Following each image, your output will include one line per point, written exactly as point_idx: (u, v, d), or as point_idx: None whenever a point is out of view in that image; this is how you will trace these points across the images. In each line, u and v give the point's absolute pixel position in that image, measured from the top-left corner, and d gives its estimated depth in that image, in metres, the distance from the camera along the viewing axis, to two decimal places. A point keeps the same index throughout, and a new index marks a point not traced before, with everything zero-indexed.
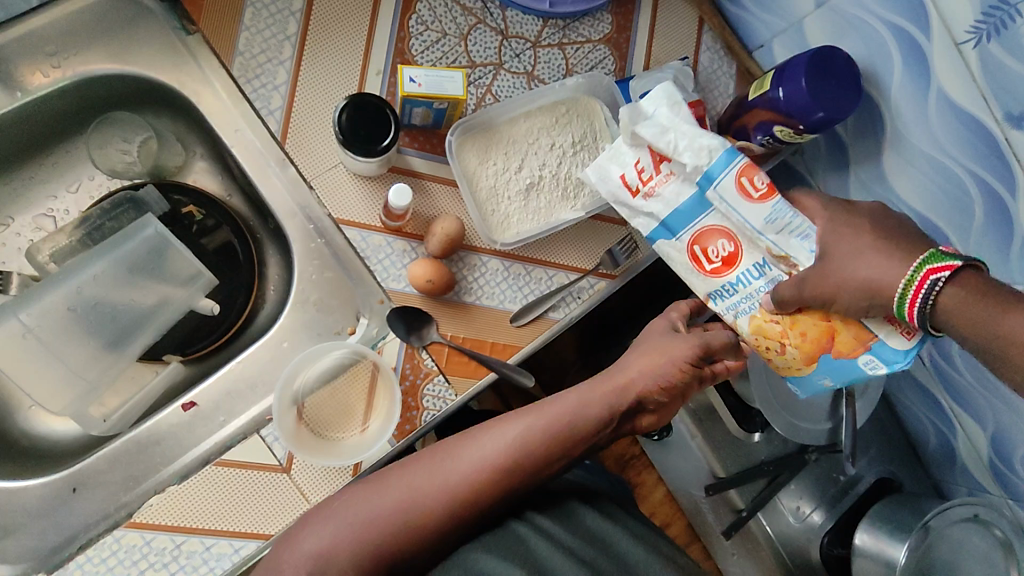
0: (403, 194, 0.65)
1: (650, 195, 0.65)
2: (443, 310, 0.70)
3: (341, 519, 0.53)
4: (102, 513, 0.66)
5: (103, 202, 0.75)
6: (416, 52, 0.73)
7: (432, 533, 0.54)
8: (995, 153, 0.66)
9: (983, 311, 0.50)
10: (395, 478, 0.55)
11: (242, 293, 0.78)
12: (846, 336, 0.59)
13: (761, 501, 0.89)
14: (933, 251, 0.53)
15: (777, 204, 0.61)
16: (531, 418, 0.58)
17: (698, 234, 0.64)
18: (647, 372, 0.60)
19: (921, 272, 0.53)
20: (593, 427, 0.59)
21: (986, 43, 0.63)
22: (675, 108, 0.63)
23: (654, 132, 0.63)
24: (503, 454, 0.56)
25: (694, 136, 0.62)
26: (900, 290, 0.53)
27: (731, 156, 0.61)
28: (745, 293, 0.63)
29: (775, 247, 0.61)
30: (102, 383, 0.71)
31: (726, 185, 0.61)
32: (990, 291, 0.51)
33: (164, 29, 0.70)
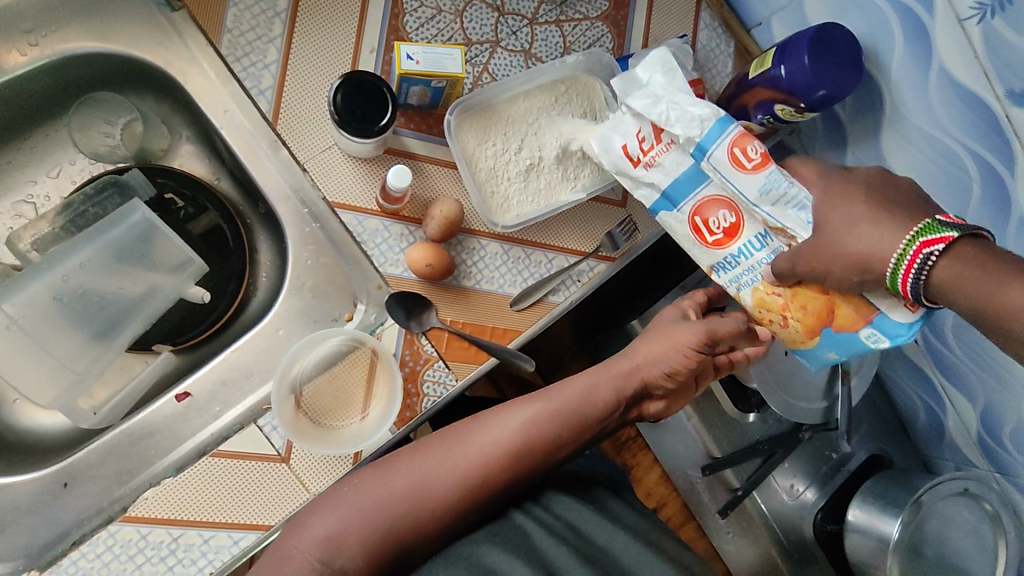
0: (403, 175, 0.63)
1: (651, 165, 0.65)
2: (443, 294, 0.69)
3: (349, 506, 0.52)
4: (94, 507, 0.64)
5: (86, 187, 0.72)
6: (410, 29, 0.71)
7: (443, 518, 0.53)
8: (994, 131, 0.66)
9: (982, 281, 0.48)
10: (404, 464, 0.54)
11: (234, 280, 0.76)
12: (846, 310, 0.58)
13: (756, 480, 0.89)
14: (927, 221, 0.52)
15: (772, 173, 0.60)
16: (541, 402, 0.58)
17: (699, 206, 0.64)
18: (654, 359, 0.62)
19: (914, 246, 0.51)
20: (601, 411, 0.59)
21: (990, 19, 0.62)
22: (670, 74, 0.65)
23: (645, 101, 0.64)
24: (513, 438, 0.56)
25: (687, 106, 0.62)
26: (892, 263, 0.52)
27: (725, 126, 0.61)
28: (747, 265, 0.63)
29: (772, 219, 0.60)
30: (90, 375, 0.69)
31: (719, 156, 0.61)
32: (990, 259, 0.49)
33: (148, 5, 0.66)
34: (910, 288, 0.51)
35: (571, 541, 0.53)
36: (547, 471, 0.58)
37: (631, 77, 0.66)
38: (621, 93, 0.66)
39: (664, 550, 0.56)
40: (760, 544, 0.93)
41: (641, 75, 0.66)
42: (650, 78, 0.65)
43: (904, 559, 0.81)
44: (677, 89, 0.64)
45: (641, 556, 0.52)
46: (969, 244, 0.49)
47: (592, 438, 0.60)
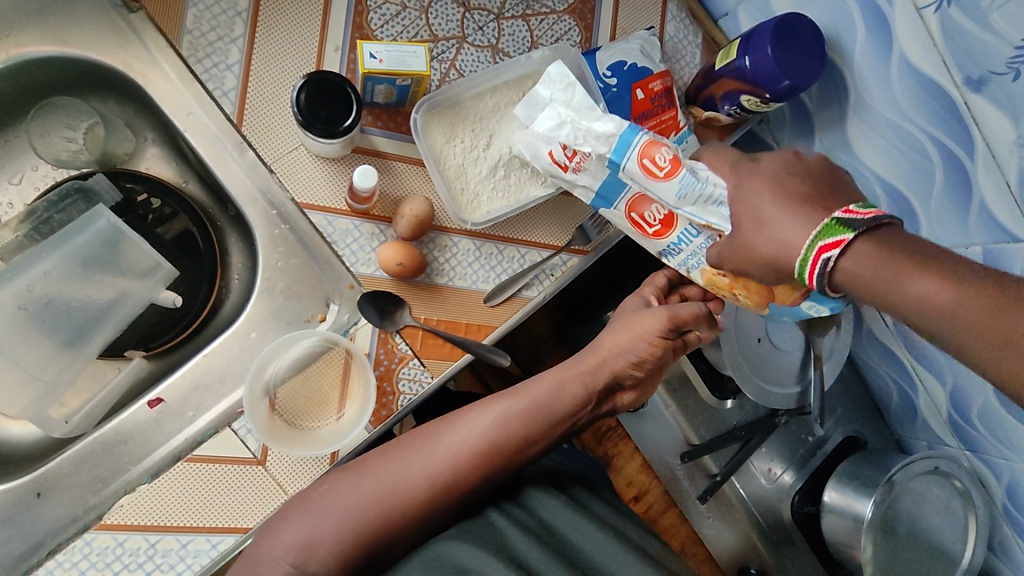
0: (369, 175, 0.63)
1: (579, 170, 0.66)
2: (416, 292, 0.69)
3: (321, 511, 0.53)
4: (69, 515, 0.64)
5: (49, 194, 0.71)
6: (375, 27, 0.70)
7: (414, 520, 0.54)
8: (954, 117, 0.67)
9: (888, 272, 0.48)
10: (374, 468, 0.55)
11: (205, 283, 0.75)
12: (783, 291, 0.61)
13: (734, 465, 0.90)
14: (829, 221, 0.51)
15: (684, 178, 0.61)
16: (510, 402, 0.59)
17: (632, 203, 0.66)
18: (621, 350, 0.63)
19: (813, 252, 0.51)
20: (570, 406, 0.60)
21: (946, 8, 0.63)
22: (569, 88, 0.66)
23: (550, 124, 0.65)
24: (482, 438, 0.57)
25: (589, 124, 0.64)
26: (798, 265, 0.52)
27: (629, 138, 0.63)
28: (690, 251, 0.65)
29: (695, 217, 0.62)
30: (61, 383, 0.69)
31: (631, 169, 0.63)
32: (892, 254, 0.48)
33: (106, 7, 0.65)
34: (817, 285, 0.52)
35: (545, 532, 0.54)
36: (520, 467, 0.59)
37: (535, 99, 0.68)
38: (527, 118, 0.69)
39: (636, 540, 0.57)
40: (739, 528, 0.94)
41: (543, 94, 0.67)
42: (552, 95, 0.66)
43: (876, 536, 0.83)
44: (581, 106, 0.65)
45: (613, 544, 0.54)
46: (870, 241, 0.49)
47: (563, 433, 0.62)
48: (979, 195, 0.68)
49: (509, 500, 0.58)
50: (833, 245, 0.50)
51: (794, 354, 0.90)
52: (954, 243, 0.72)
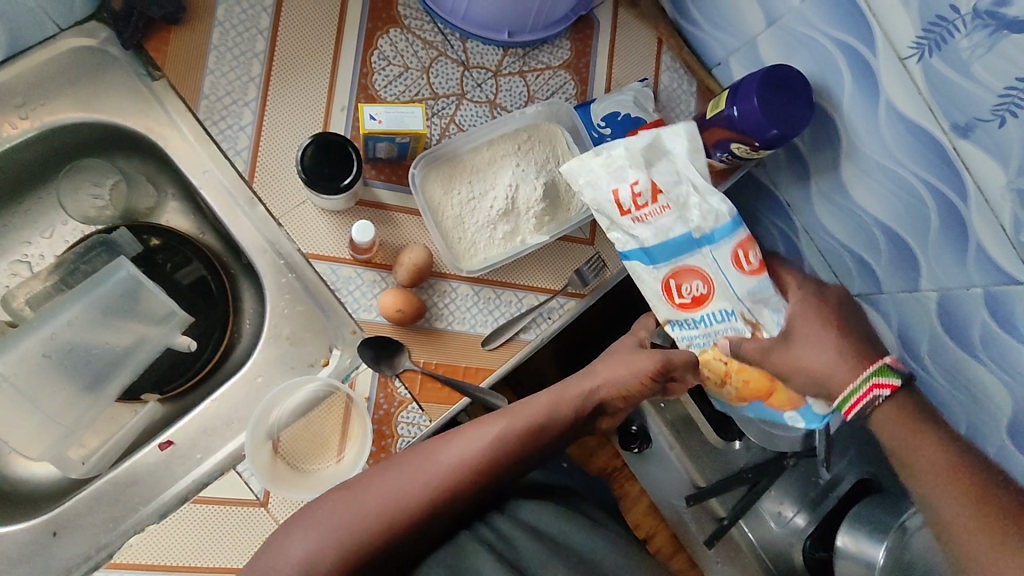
0: (367, 229, 0.66)
1: (640, 220, 0.63)
2: (415, 336, 0.72)
3: (327, 525, 0.55)
4: (82, 555, 0.66)
5: (77, 246, 0.76)
6: (379, 87, 0.75)
7: (414, 531, 0.57)
8: (945, 162, 0.68)
9: (906, 434, 0.55)
10: (376, 484, 0.57)
11: (218, 329, 0.79)
12: (781, 393, 0.63)
13: (741, 510, 0.90)
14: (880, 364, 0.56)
15: (765, 280, 0.60)
16: (506, 421, 0.61)
17: (675, 270, 0.63)
18: (611, 381, 0.65)
19: (865, 386, 0.56)
20: (558, 424, 0.63)
21: (929, 58, 0.64)
22: (692, 156, 0.64)
23: (664, 176, 0.63)
24: (480, 455, 0.59)
25: (705, 196, 0.62)
26: (845, 392, 0.57)
27: (733, 227, 0.61)
28: (705, 331, 0.64)
29: (749, 312, 0.61)
30: (81, 426, 0.72)
31: (723, 249, 0.61)
32: (917, 418, 0.56)
33: (130, 75, 0.70)
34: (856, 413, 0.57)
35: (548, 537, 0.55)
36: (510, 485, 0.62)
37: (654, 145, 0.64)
38: (645, 160, 0.63)
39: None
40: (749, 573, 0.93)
41: (662, 149, 0.64)
42: (672, 151, 0.64)
43: None
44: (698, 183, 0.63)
45: None
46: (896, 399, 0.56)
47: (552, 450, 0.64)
48: (975, 236, 0.68)
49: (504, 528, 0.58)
50: (885, 386, 0.56)
51: None
52: (954, 284, 0.73)
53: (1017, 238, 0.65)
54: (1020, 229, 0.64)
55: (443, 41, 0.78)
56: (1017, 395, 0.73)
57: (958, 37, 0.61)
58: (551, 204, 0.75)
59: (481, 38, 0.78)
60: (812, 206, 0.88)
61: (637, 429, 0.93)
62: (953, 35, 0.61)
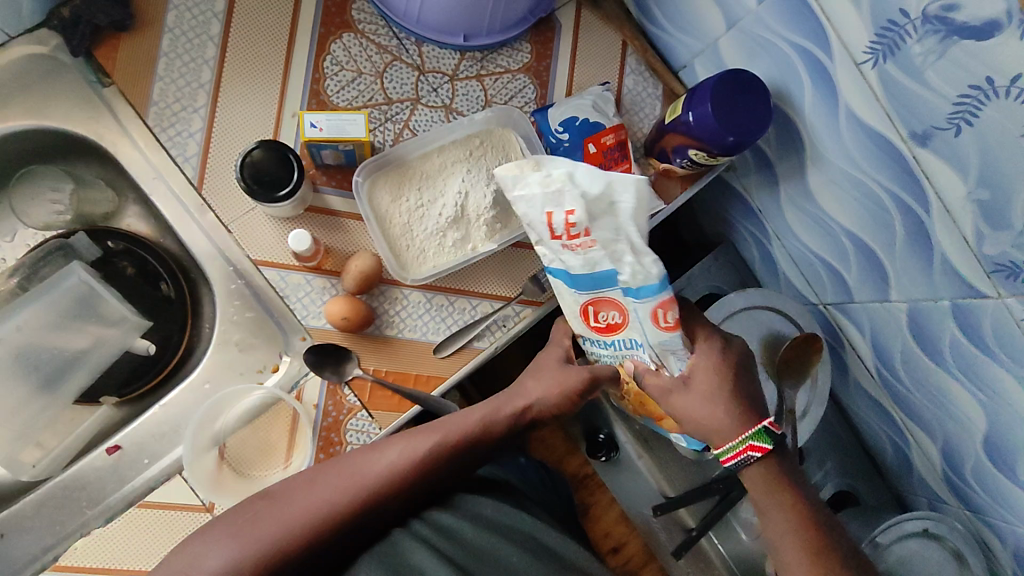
0: (302, 238, 0.65)
1: (568, 250, 0.56)
2: (365, 344, 0.71)
3: (248, 534, 0.51)
4: (30, 555, 0.67)
5: (34, 250, 0.77)
6: (331, 92, 0.74)
7: (337, 542, 0.54)
8: (906, 171, 0.65)
9: (771, 496, 0.60)
10: (300, 493, 0.54)
11: (177, 332, 0.80)
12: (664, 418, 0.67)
13: (710, 522, 0.88)
14: (759, 428, 0.59)
15: (675, 338, 0.57)
16: (439, 432, 0.59)
17: (596, 298, 0.60)
18: (543, 397, 0.64)
19: (741, 446, 0.59)
20: (491, 434, 0.61)
21: (883, 63, 0.62)
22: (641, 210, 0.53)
23: (605, 229, 0.54)
24: (411, 466, 0.57)
25: (643, 256, 0.53)
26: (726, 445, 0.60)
27: (665, 288, 0.55)
28: (615, 351, 0.63)
29: (653, 356, 0.59)
30: (35, 428, 0.73)
31: (644, 305, 0.56)
32: (786, 483, 0.60)
33: (80, 81, 0.71)
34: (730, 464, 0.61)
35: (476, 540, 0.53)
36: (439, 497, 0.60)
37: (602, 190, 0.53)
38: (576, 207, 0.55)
39: None
40: None
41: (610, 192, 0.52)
42: (622, 196, 0.52)
43: None
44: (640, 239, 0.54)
45: None
46: (768, 464, 0.60)
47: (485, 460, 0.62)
48: (940, 247, 0.66)
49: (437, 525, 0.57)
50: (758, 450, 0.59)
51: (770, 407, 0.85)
52: (922, 296, 0.71)
53: (980, 250, 0.62)
54: (982, 240, 0.62)
55: (398, 45, 0.77)
56: (990, 409, 0.70)
57: (910, 43, 0.59)
58: (502, 212, 0.74)
59: (436, 42, 0.77)
60: (782, 212, 0.85)
61: (604, 438, 0.92)
62: (905, 41, 0.59)
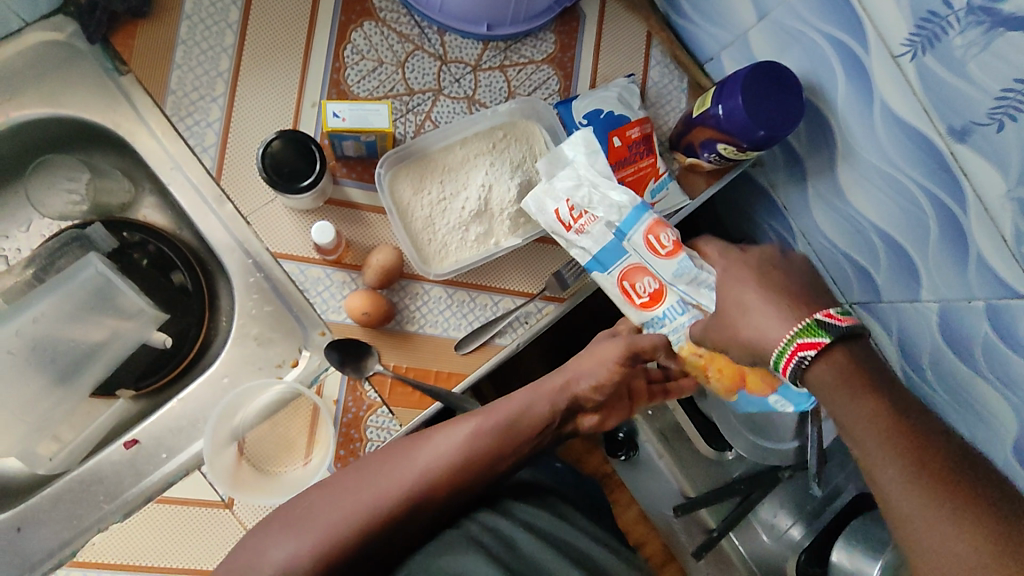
0: (327, 231, 0.64)
1: (581, 232, 0.67)
2: (385, 340, 0.70)
3: (303, 528, 0.52)
4: (48, 549, 0.66)
5: (50, 241, 0.76)
6: (352, 82, 0.73)
7: (393, 532, 0.54)
8: (943, 167, 0.63)
9: (848, 390, 0.47)
10: (353, 483, 0.54)
11: (194, 326, 0.79)
12: (755, 377, 0.64)
13: (731, 521, 0.86)
14: (810, 320, 0.49)
15: (683, 259, 0.63)
16: (483, 417, 0.59)
17: (626, 271, 0.66)
18: (583, 374, 0.63)
19: (790, 349, 0.50)
20: (539, 418, 0.61)
21: (922, 56, 0.60)
22: (593, 155, 0.69)
23: (568, 183, 0.67)
24: (458, 451, 0.57)
25: (607, 190, 0.67)
26: (774, 354, 0.51)
27: (641, 215, 0.66)
28: (672, 326, 0.65)
29: (687, 296, 0.64)
30: (52, 421, 0.72)
31: (636, 241, 0.65)
32: (864, 373, 0.48)
33: (97, 69, 0.69)
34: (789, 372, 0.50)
35: (496, 543, 0.52)
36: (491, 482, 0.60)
37: (557, 157, 0.69)
38: (545, 171, 0.69)
39: None
40: None
41: (566, 153, 0.69)
42: (575, 155, 0.69)
43: None
44: (600, 172, 0.68)
45: None
46: (845, 352, 0.48)
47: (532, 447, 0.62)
48: (976, 246, 0.64)
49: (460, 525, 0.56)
50: (812, 347, 0.48)
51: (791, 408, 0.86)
52: (955, 296, 0.68)
53: (1019, 251, 0.60)
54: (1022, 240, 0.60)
55: (420, 34, 0.76)
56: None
57: (951, 34, 0.57)
58: (527, 205, 0.72)
59: (459, 31, 0.76)
60: (810, 210, 0.84)
61: (624, 436, 0.91)
62: (946, 33, 0.57)
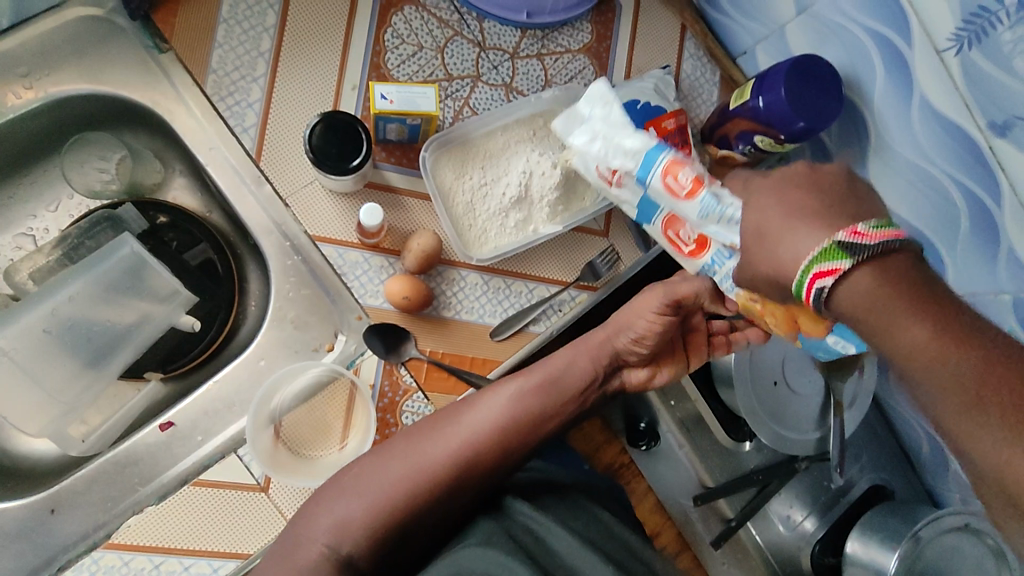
0: (375, 213, 0.65)
1: (620, 187, 0.65)
2: (423, 325, 0.70)
3: (354, 492, 0.54)
4: (80, 532, 0.65)
5: (82, 221, 0.75)
6: (392, 66, 0.72)
7: (442, 496, 0.55)
8: (979, 162, 0.64)
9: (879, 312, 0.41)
10: (402, 450, 0.56)
11: (223, 310, 0.77)
12: (809, 321, 0.54)
13: (750, 509, 0.82)
14: (830, 243, 0.43)
15: (705, 196, 0.55)
16: (523, 381, 0.61)
17: (667, 220, 0.62)
18: (622, 326, 0.64)
19: (807, 276, 0.44)
20: (580, 381, 0.63)
21: (968, 51, 0.61)
22: (608, 105, 0.66)
23: (583, 139, 0.66)
24: (502, 415, 0.59)
25: (619, 140, 0.63)
26: (794, 283, 0.45)
27: (654, 156, 0.60)
28: (722, 274, 0.58)
29: (719, 238, 0.55)
30: (82, 403, 0.71)
31: (656, 186, 0.60)
32: (903, 284, 0.41)
33: (137, 48, 0.69)
34: (812, 305, 0.44)
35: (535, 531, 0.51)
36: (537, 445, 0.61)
37: (573, 113, 0.68)
38: (564, 130, 0.69)
39: None
40: None
41: (582, 110, 0.67)
42: (590, 112, 0.67)
43: None
44: (616, 123, 0.65)
45: None
46: (874, 270, 0.41)
47: (575, 410, 0.63)
48: (1009, 242, 0.64)
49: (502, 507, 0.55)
50: (829, 275, 0.42)
51: (813, 398, 0.85)
52: (982, 290, 0.68)
53: None
54: None
55: (459, 20, 0.75)
56: None
57: (1000, 29, 0.58)
58: (565, 193, 0.73)
59: (498, 18, 0.76)
60: None
61: (645, 426, 0.82)
62: (995, 27, 0.58)
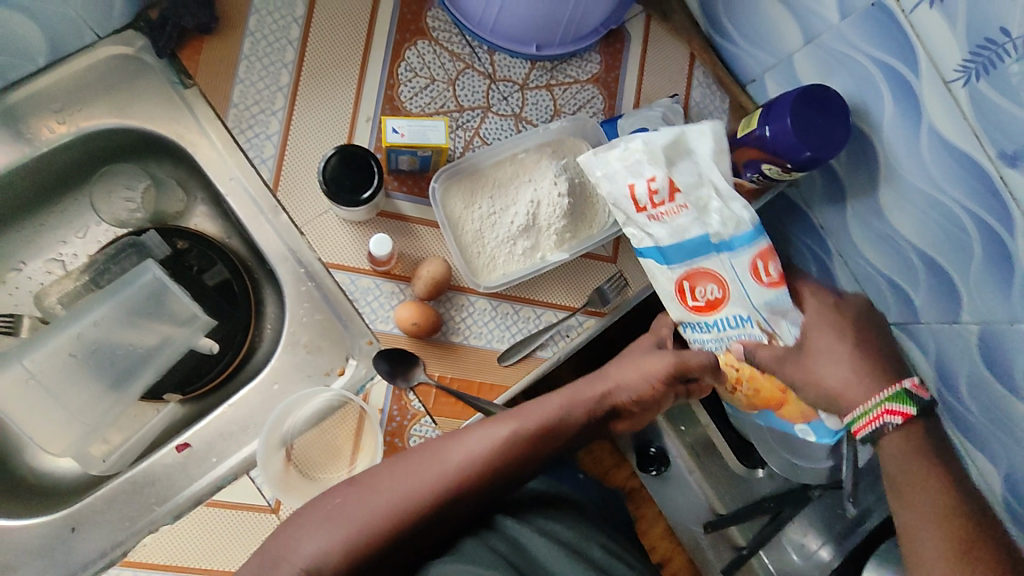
0: (385, 243, 0.67)
1: (655, 217, 0.62)
2: (432, 351, 0.71)
3: (337, 521, 0.53)
4: (100, 550, 0.67)
5: (107, 249, 0.79)
6: (405, 99, 0.75)
7: (422, 528, 0.56)
8: (990, 191, 0.64)
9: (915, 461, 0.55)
10: (387, 482, 0.56)
11: (241, 333, 0.79)
12: (792, 404, 0.67)
13: (762, 539, 0.79)
14: (899, 388, 0.57)
15: (782, 295, 0.60)
16: (517, 421, 0.60)
17: (690, 272, 0.62)
18: (625, 385, 0.65)
19: (876, 409, 0.57)
20: (573, 426, 0.63)
21: (975, 82, 0.61)
22: (718, 155, 0.62)
23: (687, 178, 0.61)
24: (491, 453, 0.58)
25: (732, 205, 0.60)
26: (856, 412, 0.59)
27: (757, 237, 0.60)
28: (716, 335, 0.64)
29: (766, 325, 0.61)
30: (103, 425, 0.74)
31: (743, 260, 0.60)
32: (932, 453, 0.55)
33: (163, 83, 0.73)
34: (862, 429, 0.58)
35: None
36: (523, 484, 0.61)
37: (681, 142, 0.62)
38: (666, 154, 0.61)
39: None
40: None
41: (690, 144, 0.62)
42: (696, 148, 0.62)
43: None
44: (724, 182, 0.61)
45: None
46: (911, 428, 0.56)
47: (562, 450, 0.64)
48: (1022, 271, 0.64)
49: (503, 532, 0.56)
50: (895, 414, 0.56)
51: None
52: (997, 318, 0.67)
53: None
54: None
55: (470, 53, 0.78)
56: None
57: (1007, 62, 0.58)
58: (573, 221, 0.74)
59: (509, 51, 0.78)
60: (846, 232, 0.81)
61: (656, 451, 0.82)
62: (1002, 60, 0.58)
